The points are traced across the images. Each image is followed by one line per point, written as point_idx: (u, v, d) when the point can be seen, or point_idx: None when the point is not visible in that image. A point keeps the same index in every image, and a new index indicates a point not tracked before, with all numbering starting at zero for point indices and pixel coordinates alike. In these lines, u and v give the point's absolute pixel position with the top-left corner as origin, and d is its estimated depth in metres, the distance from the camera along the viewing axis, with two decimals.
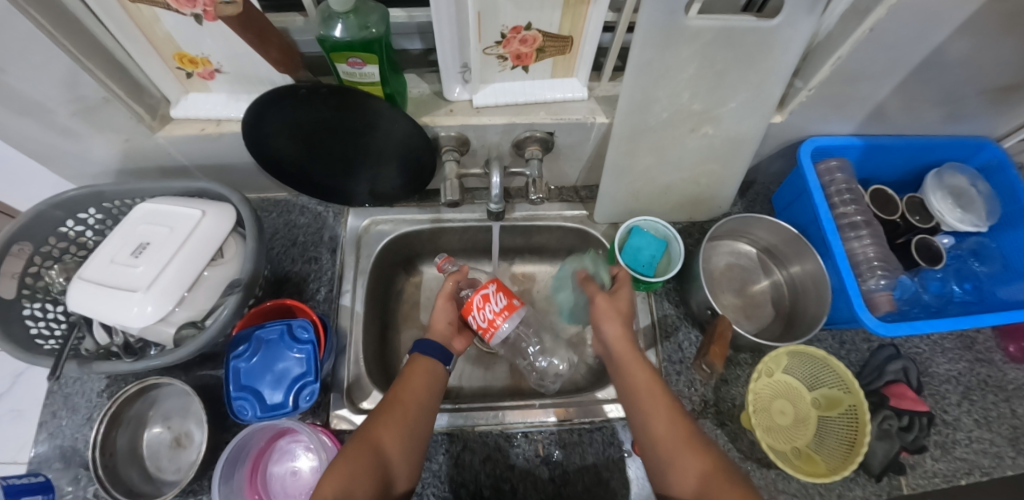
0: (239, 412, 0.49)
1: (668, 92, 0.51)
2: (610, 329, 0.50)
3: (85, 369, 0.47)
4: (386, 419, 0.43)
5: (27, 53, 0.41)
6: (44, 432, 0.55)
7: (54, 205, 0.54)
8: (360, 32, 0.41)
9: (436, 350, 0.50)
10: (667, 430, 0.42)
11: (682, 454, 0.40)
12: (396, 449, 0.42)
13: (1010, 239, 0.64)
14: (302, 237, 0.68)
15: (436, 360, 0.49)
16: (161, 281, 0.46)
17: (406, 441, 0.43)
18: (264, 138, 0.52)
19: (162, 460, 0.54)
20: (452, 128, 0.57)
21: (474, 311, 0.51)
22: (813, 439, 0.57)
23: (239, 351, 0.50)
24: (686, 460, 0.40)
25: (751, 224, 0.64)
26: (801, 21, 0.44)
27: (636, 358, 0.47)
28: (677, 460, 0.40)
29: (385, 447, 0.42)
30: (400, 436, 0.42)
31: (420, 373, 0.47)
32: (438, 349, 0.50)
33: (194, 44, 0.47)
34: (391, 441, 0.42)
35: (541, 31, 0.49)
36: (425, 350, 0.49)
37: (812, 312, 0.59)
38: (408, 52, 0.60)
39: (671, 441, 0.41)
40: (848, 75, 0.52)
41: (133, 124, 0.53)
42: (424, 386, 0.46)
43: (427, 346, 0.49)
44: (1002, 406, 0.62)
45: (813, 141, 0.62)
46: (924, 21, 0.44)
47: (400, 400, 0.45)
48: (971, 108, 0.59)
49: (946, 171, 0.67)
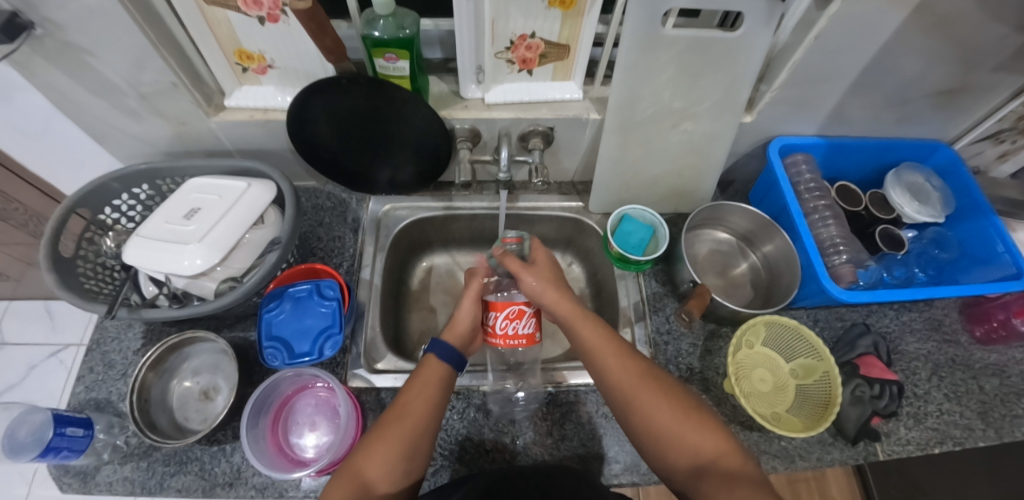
0: (268, 359, 0.55)
1: (650, 91, 0.59)
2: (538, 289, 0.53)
3: (134, 314, 0.52)
4: (389, 425, 0.44)
5: (122, 37, 0.50)
6: (82, 385, 0.60)
7: (115, 179, 0.62)
8: (397, 32, 0.51)
9: (450, 357, 0.51)
10: (623, 371, 0.47)
11: (642, 396, 0.44)
12: (394, 459, 0.42)
13: (965, 229, 0.71)
14: (327, 219, 0.75)
15: (447, 364, 0.51)
16: (211, 237, 0.53)
17: (406, 449, 0.43)
18: (306, 123, 0.60)
19: (190, 411, 0.58)
20: (466, 121, 0.66)
21: (500, 318, 0.53)
22: (792, 404, 0.62)
23: (271, 306, 0.58)
24: (648, 399, 0.44)
25: (727, 211, 0.73)
26: (761, 32, 0.53)
27: (597, 336, 0.50)
28: (636, 401, 0.44)
29: (383, 457, 0.42)
30: (398, 444, 0.43)
31: (427, 382, 0.48)
32: (451, 354, 0.51)
33: (255, 42, 0.56)
34: (386, 454, 0.42)
35: (543, 39, 0.58)
36: (439, 351, 0.51)
37: (786, 280, 0.67)
38: (430, 60, 0.71)
39: (630, 382, 0.46)
40: (804, 78, 0.61)
41: (192, 109, 0.62)
42: (431, 391, 0.48)
43: (443, 351, 0.51)
44: (970, 382, 0.66)
45: (780, 140, 0.72)
46: (862, 28, 0.53)
47: (404, 409, 0.46)
48: (919, 111, 0.68)
49: (904, 171, 0.75)
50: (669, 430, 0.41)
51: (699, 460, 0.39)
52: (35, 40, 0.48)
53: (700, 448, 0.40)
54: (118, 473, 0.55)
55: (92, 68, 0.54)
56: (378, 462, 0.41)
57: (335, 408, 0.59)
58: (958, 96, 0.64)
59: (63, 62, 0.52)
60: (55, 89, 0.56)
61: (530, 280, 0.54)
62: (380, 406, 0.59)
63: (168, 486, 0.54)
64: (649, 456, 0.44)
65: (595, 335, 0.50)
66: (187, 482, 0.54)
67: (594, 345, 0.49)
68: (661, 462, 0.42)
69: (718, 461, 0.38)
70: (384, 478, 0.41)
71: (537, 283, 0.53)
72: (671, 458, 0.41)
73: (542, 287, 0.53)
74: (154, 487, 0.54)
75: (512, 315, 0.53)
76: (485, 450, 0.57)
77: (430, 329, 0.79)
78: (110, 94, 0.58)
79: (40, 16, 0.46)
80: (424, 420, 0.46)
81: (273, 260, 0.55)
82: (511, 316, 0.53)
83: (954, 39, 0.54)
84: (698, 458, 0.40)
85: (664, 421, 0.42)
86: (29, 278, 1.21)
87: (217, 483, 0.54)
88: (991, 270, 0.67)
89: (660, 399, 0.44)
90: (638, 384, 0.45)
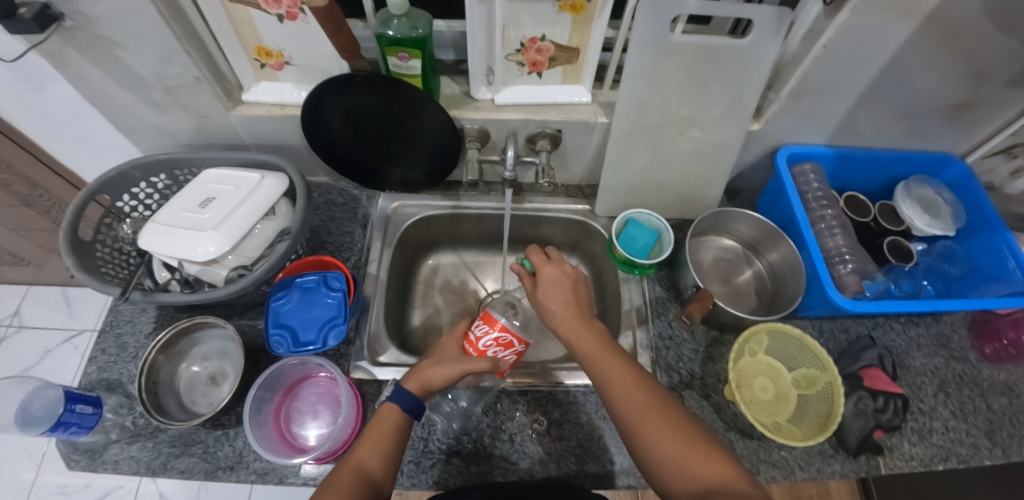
0: (274, 346, 0.57)
1: (658, 97, 0.60)
2: (549, 294, 0.54)
3: (148, 297, 0.54)
4: (363, 445, 0.44)
5: (149, 32, 0.52)
6: (94, 365, 0.62)
7: (136, 167, 0.64)
8: (411, 31, 0.53)
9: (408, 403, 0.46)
10: (631, 395, 0.44)
11: (648, 422, 0.42)
12: None
13: (975, 244, 0.71)
14: (338, 214, 0.77)
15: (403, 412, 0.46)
16: (224, 226, 0.54)
17: (388, 456, 0.44)
18: (321, 120, 0.62)
19: (197, 395, 0.60)
20: (477, 121, 0.67)
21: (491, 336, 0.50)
22: (794, 414, 0.61)
23: (279, 295, 0.59)
24: (653, 426, 0.42)
25: (732, 218, 0.73)
26: (770, 41, 0.53)
27: (602, 349, 0.48)
28: (642, 425, 0.42)
29: None
30: (379, 452, 0.44)
31: (386, 413, 0.46)
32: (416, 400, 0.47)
33: (275, 40, 0.58)
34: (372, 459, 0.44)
35: (553, 43, 0.59)
36: (397, 400, 0.46)
37: (790, 287, 0.67)
38: (442, 62, 0.72)
39: (637, 407, 0.43)
40: (813, 87, 0.61)
41: (212, 103, 0.64)
42: (392, 437, 0.45)
43: (398, 397, 0.46)
44: (977, 400, 0.65)
45: (788, 149, 0.72)
46: (871, 39, 0.53)
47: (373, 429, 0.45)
48: (931, 124, 0.68)
49: (913, 184, 0.74)
50: (674, 457, 0.39)
51: (701, 485, 0.38)
52: (65, 32, 0.51)
53: (704, 476, 0.38)
54: (125, 452, 0.56)
55: (119, 61, 0.56)
56: (369, 465, 0.43)
57: (337, 398, 0.60)
58: (970, 110, 0.64)
59: (92, 54, 0.55)
60: (83, 79, 0.58)
61: (543, 292, 0.55)
62: (381, 398, 0.60)
63: (172, 467, 0.55)
64: (653, 482, 0.42)
65: (601, 353, 0.48)
66: (191, 464, 0.55)
67: (600, 361, 0.48)
68: (662, 485, 0.40)
69: (724, 489, 0.37)
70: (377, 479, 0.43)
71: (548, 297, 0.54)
72: (672, 483, 0.39)
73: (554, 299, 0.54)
74: (159, 468, 0.55)
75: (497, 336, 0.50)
76: (483, 445, 0.58)
77: (434, 326, 0.80)
78: (134, 85, 0.60)
79: (72, 9, 0.48)
80: (395, 433, 0.46)
81: (283, 250, 0.57)
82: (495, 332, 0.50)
83: (965, 52, 0.54)
84: (702, 483, 0.38)
85: (668, 448, 0.40)
86: (49, 264, 1.24)
87: (219, 466, 0.55)
88: (1000, 287, 0.66)
89: (667, 426, 0.41)
90: (643, 409, 0.43)
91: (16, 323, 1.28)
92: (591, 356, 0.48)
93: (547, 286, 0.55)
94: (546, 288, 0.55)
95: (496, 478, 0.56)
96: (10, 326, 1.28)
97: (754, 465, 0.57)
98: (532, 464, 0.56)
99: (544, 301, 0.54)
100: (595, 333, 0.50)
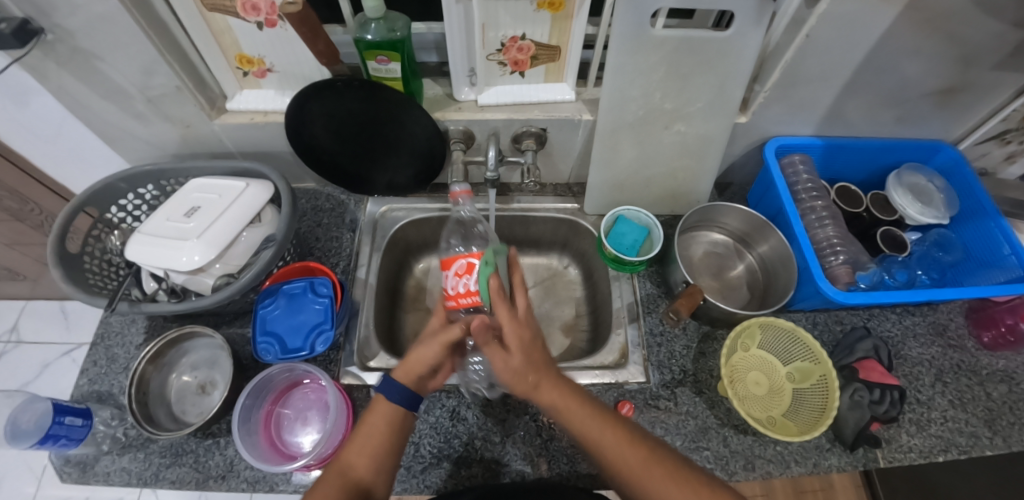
0: (261, 353, 0.57)
1: (641, 91, 0.59)
2: (514, 359, 0.45)
3: (134, 307, 0.54)
4: (357, 438, 0.45)
5: (127, 42, 0.52)
6: (85, 377, 0.62)
7: (122, 178, 0.64)
8: (388, 34, 0.53)
9: (401, 396, 0.46)
10: (624, 455, 0.42)
11: (650, 484, 0.41)
12: None
13: (970, 231, 0.70)
14: (325, 220, 0.77)
15: (396, 405, 0.47)
16: (208, 234, 0.54)
17: (380, 451, 0.45)
18: (304, 126, 0.62)
19: (187, 404, 0.60)
20: (460, 122, 0.67)
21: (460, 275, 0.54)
22: (788, 408, 0.60)
23: (266, 303, 0.59)
24: (655, 483, 0.40)
25: (720, 211, 0.72)
26: (751, 32, 0.53)
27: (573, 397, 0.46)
28: (645, 488, 0.41)
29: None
30: (370, 448, 0.44)
31: (381, 407, 0.47)
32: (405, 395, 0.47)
33: (256, 48, 0.59)
34: (364, 452, 0.44)
35: (534, 41, 0.59)
36: (388, 391, 0.46)
37: (782, 280, 0.66)
38: (425, 64, 0.72)
39: (634, 469, 0.41)
40: (798, 76, 0.60)
41: (196, 112, 0.64)
42: (379, 437, 0.45)
43: (390, 389, 0.46)
44: (976, 389, 0.64)
45: (776, 141, 0.71)
46: (855, 25, 0.52)
47: (367, 425, 0.46)
48: (920, 110, 0.67)
49: (905, 171, 0.73)
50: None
51: None
52: (46, 46, 0.51)
53: None
54: (117, 464, 0.56)
55: (100, 73, 0.56)
56: (356, 464, 0.44)
57: (327, 403, 0.59)
58: (959, 95, 0.63)
59: (74, 67, 0.55)
60: (67, 93, 0.59)
61: (502, 359, 0.45)
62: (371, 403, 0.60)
63: (163, 478, 0.55)
64: None
65: (579, 415, 0.45)
66: (182, 473, 0.55)
67: (576, 420, 0.45)
68: None
69: None
70: (367, 476, 0.43)
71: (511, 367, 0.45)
72: None
73: (527, 366, 0.45)
74: (150, 478, 0.55)
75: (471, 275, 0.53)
76: (475, 447, 0.57)
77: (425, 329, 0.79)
78: (115, 97, 0.61)
79: (51, 23, 0.49)
80: (388, 429, 0.46)
81: (269, 257, 0.56)
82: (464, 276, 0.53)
83: (952, 35, 0.53)
84: None
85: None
86: (44, 278, 1.25)
87: (211, 475, 0.55)
88: (996, 273, 0.66)
89: (670, 484, 0.40)
90: (642, 468, 0.41)
91: (15, 338, 1.29)
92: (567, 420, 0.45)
93: (512, 353, 0.45)
94: (514, 357, 0.45)
95: (487, 481, 0.55)
96: (9, 341, 1.28)
97: (749, 461, 0.56)
98: (525, 465, 0.56)
99: (512, 367, 0.45)
100: (566, 390, 0.46)
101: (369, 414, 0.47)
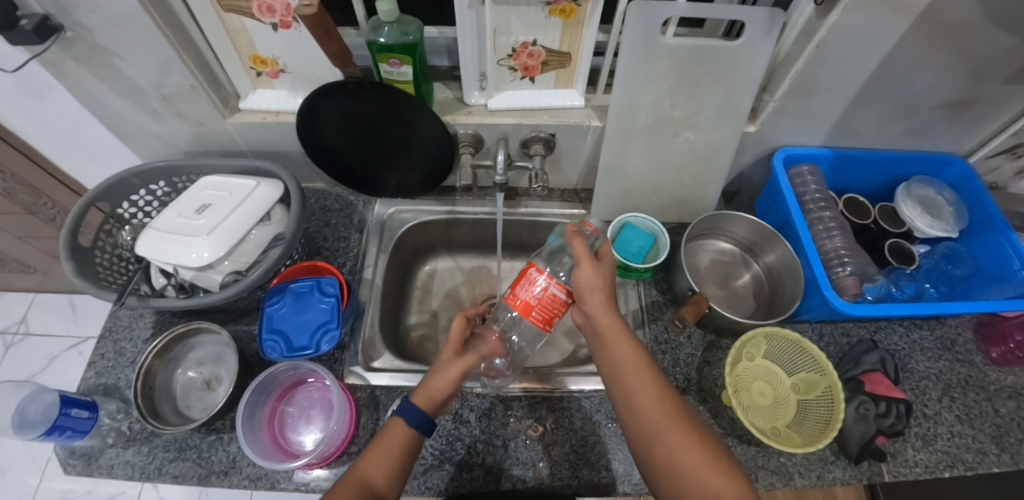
0: (267, 350, 0.58)
1: (651, 99, 0.60)
2: (587, 274, 0.50)
3: (143, 302, 0.54)
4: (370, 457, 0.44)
5: (145, 41, 0.53)
6: (93, 370, 0.63)
7: (134, 174, 0.65)
8: (401, 37, 0.53)
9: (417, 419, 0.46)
10: (654, 403, 0.43)
11: (671, 432, 0.41)
12: None
13: (979, 245, 0.70)
14: (334, 220, 0.78)
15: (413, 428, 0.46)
16: (217, 231, 0.55)
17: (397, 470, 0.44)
18: (315, 126, 0.62)
19: (192, 399, 0.60)
20: (469, 126, 0.67)
21: None
22: (793, 419, 0.60)
23: (273, 301, 0.60)
24: (676, 435, 0.41)
25: (728, 220, 0.72)
26: (762, 42, 0.53)
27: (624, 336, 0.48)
28: (663, 437, 0.41)
29: None
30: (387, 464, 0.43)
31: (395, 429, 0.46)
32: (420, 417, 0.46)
33: (269, 48, 0.59)
34: (383, 467, 0.43)
35: (545, 47, 0.60)
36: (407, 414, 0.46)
37: (789, 289, 0.66)
38: (436, 68, 0.73)
39: (660, 417, 0.42)
40: (807, 87, 0.60)
41: (209, 111, 0.65)
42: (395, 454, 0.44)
43: (408, 411, 0.46)
44: (984, 404, 0.63)
45: (785, 151, 0.71)
46: (866, 36, 0.52)
47: (379, 446, 0.44)
48: (930, 123, 0.67)
49: (914, 184, 0.73)
50: (695, 475, 0.38)
51: None
52: (65, 42, 0.52)
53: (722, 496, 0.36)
54: (121, 457, 0.56)
55: (117, 69, 0.57)
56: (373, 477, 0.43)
57: (330, 403, 0.60)
58: (970, 108, 0.63)
59: (92, 64, 0.56)
60: (84, 89, 0.60)
61: (586, 271, 0.50)
62: (374, 403, 0.60)
63: (167, 472, 0.55)
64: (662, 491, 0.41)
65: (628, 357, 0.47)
66: (185, 468, 0.56)
67: (621, 362, 0.47)
68: None
69: None
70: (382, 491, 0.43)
71: (591, 284, 0.49)
72: None
73: (595, 287, 0.50)
74: (153, 472, 0.56)
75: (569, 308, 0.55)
76: (476, 450, 0.57)
77: (430, 331, 0.80)
78: (131, 94, 0.61)
79: (71, 20, 0.49)
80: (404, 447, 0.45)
81: (276, 254, 0.57)
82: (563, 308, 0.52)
83: (964, 48, 0.53)
84: None
85: (693, 460, 0.39)
86: (54, 271, 1.26)
87: (213, 471, 0.55)
88: (1006, 288, 0.65)
89: (690, 437, 0.40)
90: (667, 421, 0.42)
91: (22, 330, 1.30)
92: (613, 358, 0.48)
93: (591, 272, 0.50)
94: (588, 273, 0.50)
95: (488, 485, 0.55)
96: (17, 333, 1.30)
97: (752, 471, 0.56)
98: (525, 470, 0.56)
99: (583, 277, 0.50)
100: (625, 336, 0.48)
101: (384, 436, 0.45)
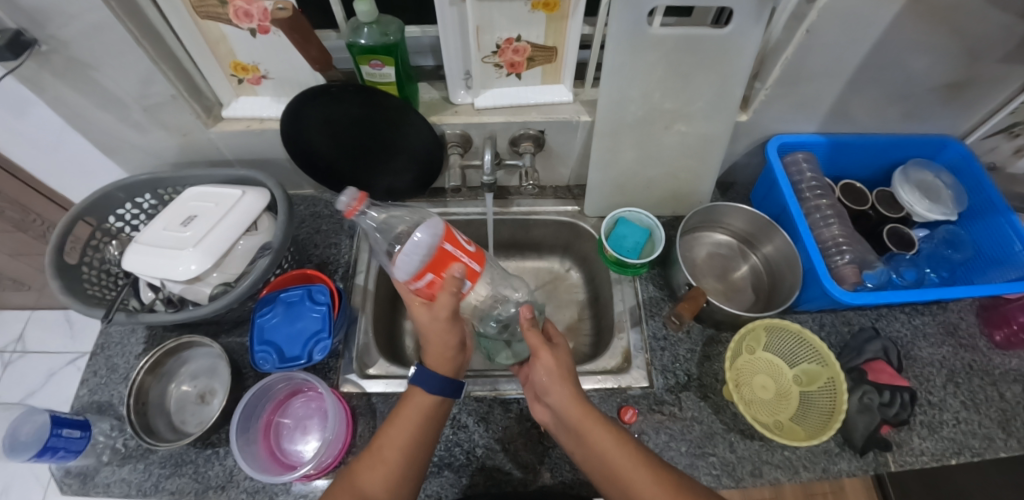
0: (260, 362, 0.57)
1: (640, 91, 0.58)
2: (554, 381, 0.45)
3: (132, 318, 0.53)
4: (387, 437, 0.43)
5: (121, 52, 0.52)
6: (85, 388, 0.62)
7: (120, 188, 0.64)
8: (382, 38, 0.52)
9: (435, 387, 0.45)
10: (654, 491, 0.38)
11: None
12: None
13: (980, 228, 0.68)
14: (325, 226, 0.77)
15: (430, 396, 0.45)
16: (205, 243, 0.54)
17: (403, 457, 0.43)
18: (300, 133, 0.61)
19: (186, 414, 0.59)
20: (457, 126, 0.66)
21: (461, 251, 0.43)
22: (796, 412, 0.59)
23: (263, 311, 0.60)
24: None
25: (724, 212, 0.71)
26: (751, 30, 0.51)
27: (594, 424, 0.43)
28: None
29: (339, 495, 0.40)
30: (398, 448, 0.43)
31: (416, 398, 0.45)
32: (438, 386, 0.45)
33: (249, 55, 0.58)
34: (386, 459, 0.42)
35: (530, 43, 0.58)
36: (424, 381, 0.45)
37: (788, 280, 0.65)
38: (421, 68, 0.72)
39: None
40: (798, 74, 0.59)
41: (192, 120, 0.64)
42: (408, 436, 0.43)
43: (424, 379, 0.44)
44: (989, 389, 0.62)
45: (779, 139, 0.70)
46: (858, 19, 0.51)
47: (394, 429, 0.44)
48: (927, 105, 0.65)
49: (912, 168, 0.72)
50: None
51: None
52: (41, 57, 0.51)
53: None
54: (117, 475, 0.56)
55: (97, 82, 0.56)
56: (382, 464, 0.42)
57: (326, 413, 0.59)
58: (966, 89, 0.62)
59: (69, 79, 0.55)
60: (63, 104, 0.59)
61: (547, 363, 0.45)
62: (370, 411, 0.59)
63: (163, 489, 0.55)
64: None
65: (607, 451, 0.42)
66: (182, 484, 0.55)
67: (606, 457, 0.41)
68: None
69: None
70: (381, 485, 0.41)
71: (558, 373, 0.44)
72: None
73: (564, 387, 0.45)
74: (150, 489, 0.55)
75: (463, 241, 0.45)
76: (476, 456, 0.56)
77: None
78: (112, 106, 0.60)
79: (45, 34, 0.48)
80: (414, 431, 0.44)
81: (264, 264, 0.55)
82: (462, 253, 0.44)
83: (958, 28, 0.52)
84: None
85: None
86: (48, 288, 1.26)
87: (210, 485, 0.54)
88: (1008, 271, 0.64)
89: None
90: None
91: (20, 348, 1.30)
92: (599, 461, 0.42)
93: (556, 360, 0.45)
94: (552, 371, 0.45)
95: (488, 489, 0.54)
96: (15, 351, 1.29)
97: (756, 467, 0.55)
98: (525, 473, 0.55)
99: (546, 378, 0.45)
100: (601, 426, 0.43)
101: (404, 404, 0.45)
